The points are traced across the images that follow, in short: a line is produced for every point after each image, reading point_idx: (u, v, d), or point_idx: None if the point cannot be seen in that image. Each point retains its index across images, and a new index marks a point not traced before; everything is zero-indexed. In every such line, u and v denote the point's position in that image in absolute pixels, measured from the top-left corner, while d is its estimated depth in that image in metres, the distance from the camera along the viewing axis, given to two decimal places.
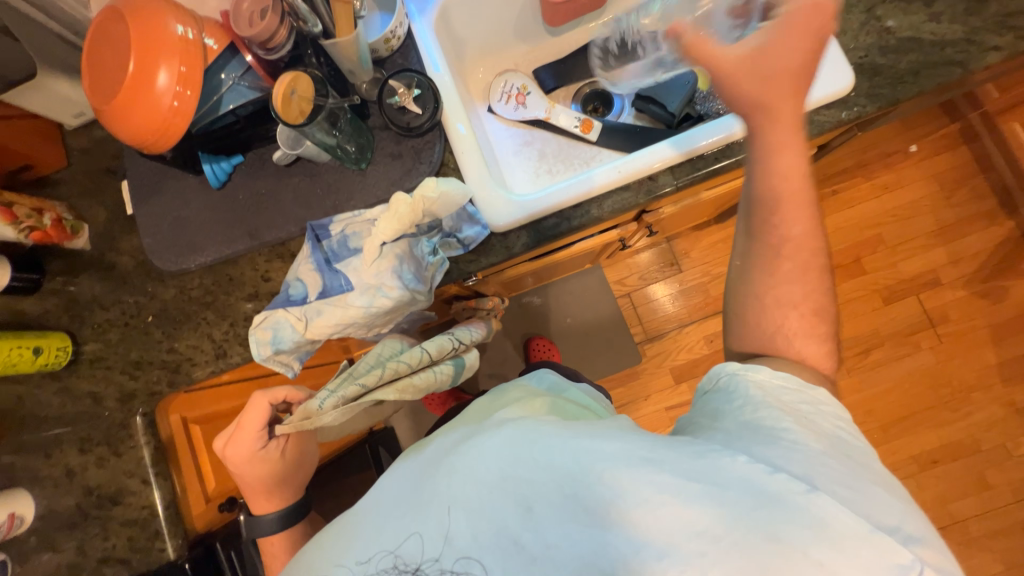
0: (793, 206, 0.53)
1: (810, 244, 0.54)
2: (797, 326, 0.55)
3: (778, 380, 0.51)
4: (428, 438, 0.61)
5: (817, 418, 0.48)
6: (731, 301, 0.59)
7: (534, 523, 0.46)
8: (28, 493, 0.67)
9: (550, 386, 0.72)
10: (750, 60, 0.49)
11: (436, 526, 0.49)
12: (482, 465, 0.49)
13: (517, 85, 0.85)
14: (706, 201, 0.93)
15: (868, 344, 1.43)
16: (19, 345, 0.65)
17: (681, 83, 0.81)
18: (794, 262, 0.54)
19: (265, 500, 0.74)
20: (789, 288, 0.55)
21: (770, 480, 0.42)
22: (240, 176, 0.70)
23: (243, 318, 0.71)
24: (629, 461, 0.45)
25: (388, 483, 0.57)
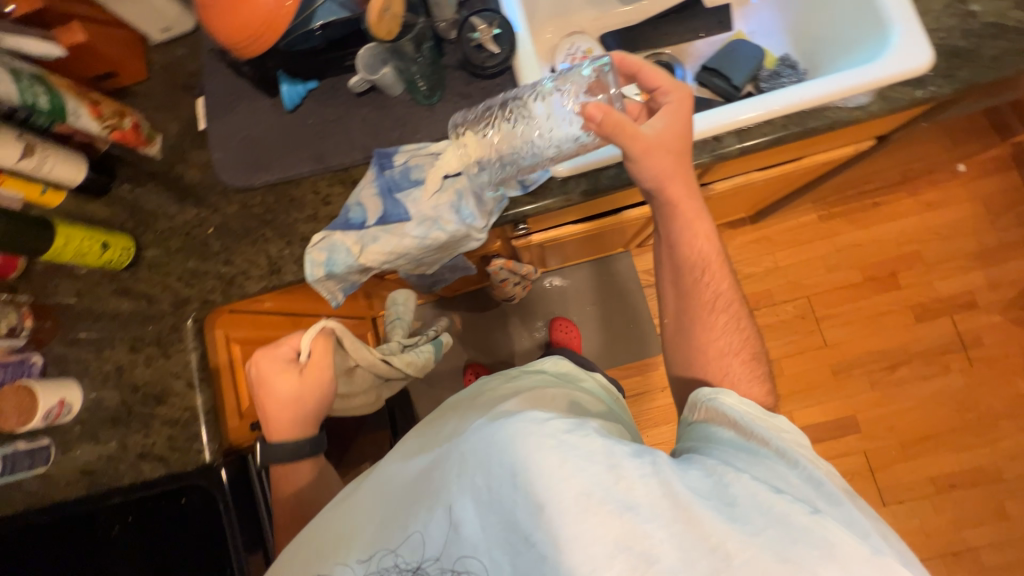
0: (716, 267, 0.68)
1: (732, 298, 0.68)
2: (739, 370, 0.65)
3: (745, 406, 0.57)
4: (436, 426, 0.58)
5: (791, 441, 0.52)
6: (675, 348, 0.70)
7: (544, 522, 0.43)
8: (77, 385, 0.72)
9: (564, 374, 0.72)
10: (660, 138, 0.61)
11: (441, 520, 0.47)
12: (493, 457, 0.46)
13: (582, 49, 0.87)
14: (756, 185, 0.94)
15: (895, 360, 1.41)
16: (88, 237, 0.68)
17: (748, 58, 0.83)
18: (726, 314, 0.68)
19: (287, 421, 0.75)
20: (726, 339, 0.67)
21: (775, 500, 0.43)
22: (313, 101, 0.73)
23: (299, 238, 0.73)
24: (641, 474, 0.44)
25: (387, 472, 0.55)
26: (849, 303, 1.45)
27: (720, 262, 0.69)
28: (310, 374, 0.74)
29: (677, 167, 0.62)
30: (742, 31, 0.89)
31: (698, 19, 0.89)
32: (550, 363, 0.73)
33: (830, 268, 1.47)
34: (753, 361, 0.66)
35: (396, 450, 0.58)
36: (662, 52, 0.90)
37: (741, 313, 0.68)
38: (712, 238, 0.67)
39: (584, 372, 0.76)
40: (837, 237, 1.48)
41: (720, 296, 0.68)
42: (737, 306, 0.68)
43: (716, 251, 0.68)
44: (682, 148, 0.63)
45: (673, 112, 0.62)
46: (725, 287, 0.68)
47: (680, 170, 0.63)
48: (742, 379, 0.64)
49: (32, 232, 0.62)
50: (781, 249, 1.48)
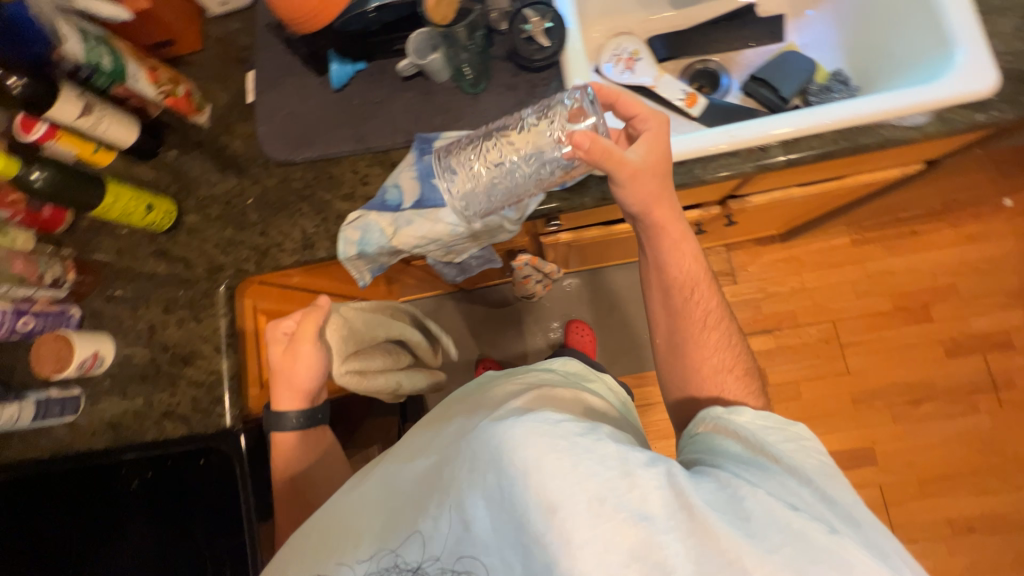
0: (705, 286, 0.68)
1: (722, 315, 0.69)
2: (734, 386, 0.65)
3: (760, 422, 0.55)
4: (443, 424, 0.57)
5: (806, 457, 0.51)
6: (668, 364, 0.70)
7: (557, 526, 0.41)
8: (112, 339, 0.74)
9: (571, 372, 0.72)
10: (645, 166, 0.61)
11: (451, 517, 0.45)
12: (504, 456, 0.44)
13: (629, 50, 0.86)
14: (793, 201, 0.92)
15: (921, 395, 1.36)
16: (135, 198, 0.70)
17: (799, 71, 0.82)
18: (719, 331, 0.68)
19: (292, 396, 0.73)
20: (719, 356, 0.67)
21: (792, 517, 0.42)
22: (360, 82, 0.74)
23: (335, 215, 0.74)
24: (656, 484, 0.42)
25: (396, 469, 0.54)
26: (875, 331, 1.41)
27: (709, 281, 0.69)
28: (303, 353, 0.71)
29: (661, 190, 0.63)
30: (795, 43, 0.89)
31: (749, 28, 0.89)
32: (559, 363, 0.74)
33: (859, 294, 1.43)
34: (746, 376, 0.66)
35: (404, 445, 0.57)
36: (709, 59, 0.90)
37: (731, 329, 0.69)
38: (700, 258, 0.68)
39: (592, 373, 0.75)
40: (869, 262, 1.44)
41: (712, 315, 0.68)
42: (727, 322, 0.69)
43: (702, 271, 0.68)
44: (663, 175, 0.63)
45: (653, 138, 0.62)
46: (714, 304, 0.68)
47: (664, 193, 0.63)
48: (737, 397, 0.64)
49: (83, 187, 0.64)
50: (810, 270, 1.45)
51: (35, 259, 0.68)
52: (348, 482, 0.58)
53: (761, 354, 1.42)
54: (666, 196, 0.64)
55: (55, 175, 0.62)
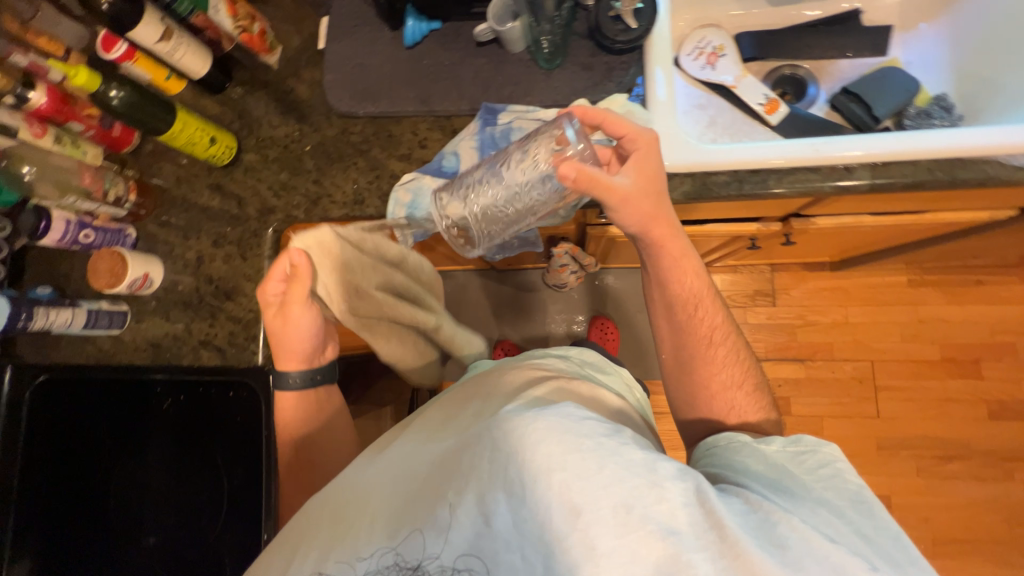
0: (708, 302, 0.65)
1: (727, 331, 0.66)
2: (744, 403, 0.64)
3: (791, 449, 0.52)
4: (456, 410, 0.57)
5: (841, 486, 0.48)
6: (672, 379, 0.68)
7: (581, 531, 0.40)
8: (161, 264, 0.76)
9: (589, 364, 0.73)
10: (634, 190, 0.58)
11: (471, 509, 0.44)
12: (526, 451, 0.43)
13: (713, 44, 0.81)
14: (860, 229, 0.86)
15: (952, 452, 1.30)
16: (201, 129, 0.71)
17: (900, 90, 0.76)
18: (726, 348, 0.65)
19: (290, 355, 0.70)
20: (726, 373, 0.65)
21: (829, 550, 0.40)
22: (433, 43, 0.73)
23: (389, 174, 0.73)
24: (684, 499, 0.42)
25: (411, 453, 0.53)
26: (915, 379, 1.33)
27: (712, 297, 0.66)
28: (295, 316, 0.67)
29: (658, 209, 0.60)
30: (898, 59, 0.82)
31: (848, 38, 0.82)
32: (576, 353, 0.74)
33: (905, 337, 1.35)
34: (756, 393, 0.65)
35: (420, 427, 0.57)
36: (799, 66, 0.85)
37: (739, 345, 0.67)
38: (701, 273, 0.65)
39: (608, 366, 0.75)
40: (922, 306, 1.36)
41: (716, 334, 0.65)
42: (733, 338, 0.66)
43: (705, 288, 0.65)
44: (660, 196, 0.60)
45: (642, 156, 0.59)
46: (719, 321, 0.66)
47: (662, 212, 0.60)
48: (748, 414, 0.63)
49: (155, 110, 0.66)
50: (856, 304, 1.38)
51: (101, 174, 0.71)
52: (360, 460, 0.57)
53: (788, 383, 1.36)
54: (666, 217, 0.61)
55: (129, 95, 0.65)
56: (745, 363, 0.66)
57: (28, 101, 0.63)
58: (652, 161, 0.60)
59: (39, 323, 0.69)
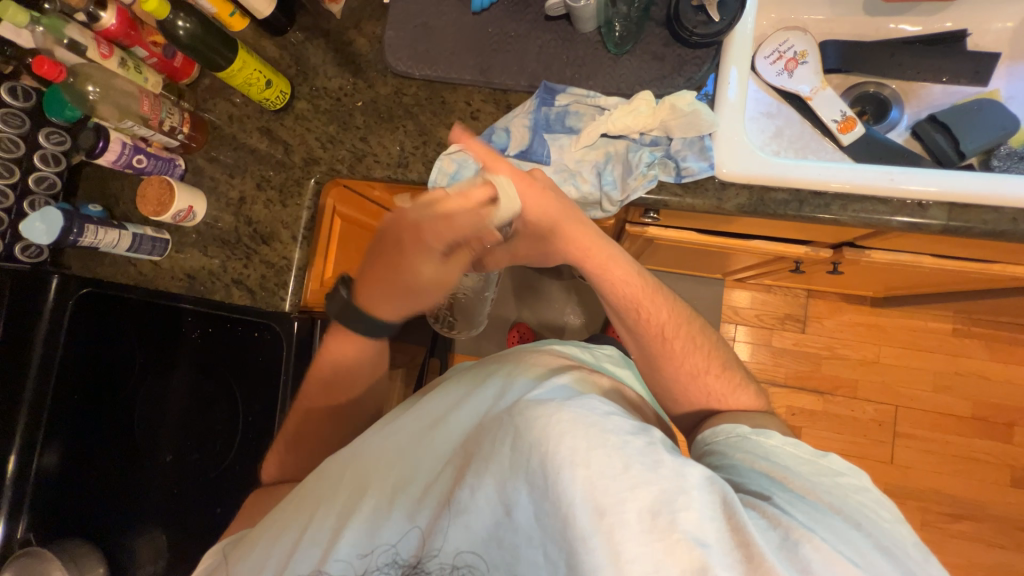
0: (649, 301, 0.63)
1: (679, 319, 0.64)
2: (718, 386, 0.62)
3: (789, 449, 0.52)
4: (476, 391, 0.58)
5: (845, 496, 0.47)
6: (650, 381, 0.67)
7: (606, 532, 0.39)
8: (204, 198, 0.78)
9: (609, 358, 0.72)
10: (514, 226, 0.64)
11: (492, 496, 0.45)
12: (550, 441, 0.44)
13: (796, 49, 0.76)
14: (918, 270, 0.81)
15: (964, 512, 1.25)
16: (258, 70, 0.71)
17: (994, 126, 0.69)
18: (680, 340, 0.63)
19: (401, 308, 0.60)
20: (692, 361, 0.63)
21: (849, 569, 0.39)
22: (501, 12, 0.70)
23: (436, 142, 0.72)
24: (711, 512, 0.41)
25: (433, 430, 0.56)
26: (939, 432, 1.28)
27: (653, 290, 0.64)
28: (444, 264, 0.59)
29: (553, 227, 0.63)
30: (999, 91, 0.75)
31: (951, 59, 0.76)
32: (600, 350, 0.74)
33: (937, 387, 1.29)
34: (725, 371, 0.63)
35: (439, 404, 0.59)
36: (885, 87, 0.80)
37: (696, 328, 0.64)
38: (629, 269, 0.64)
39: (624, 360, 0.75)
40: (962, 358, 1.29)
41: (664, 326, 0.63)
42: (690, 324, 0.64)
43: (638, 283, 0.64)
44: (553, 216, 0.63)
45: (529, 196, 0.61)
46: (668, 315, 0.63)
47: (559, 226, 0.63)
48: (724, 396, 0.62)
49: (216, 45, 0.66)
50: (891, 345, 1.32)
51: (159, 103, 0.72)
52: (379, 428, 0.60)
53: (804, 413, 1.32)
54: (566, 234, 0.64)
55: (194, 28, 0.64)
56: (716, 350, 0.64)
57: (98, 20, 0.66)
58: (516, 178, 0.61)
59: (87, 239, 0.72)
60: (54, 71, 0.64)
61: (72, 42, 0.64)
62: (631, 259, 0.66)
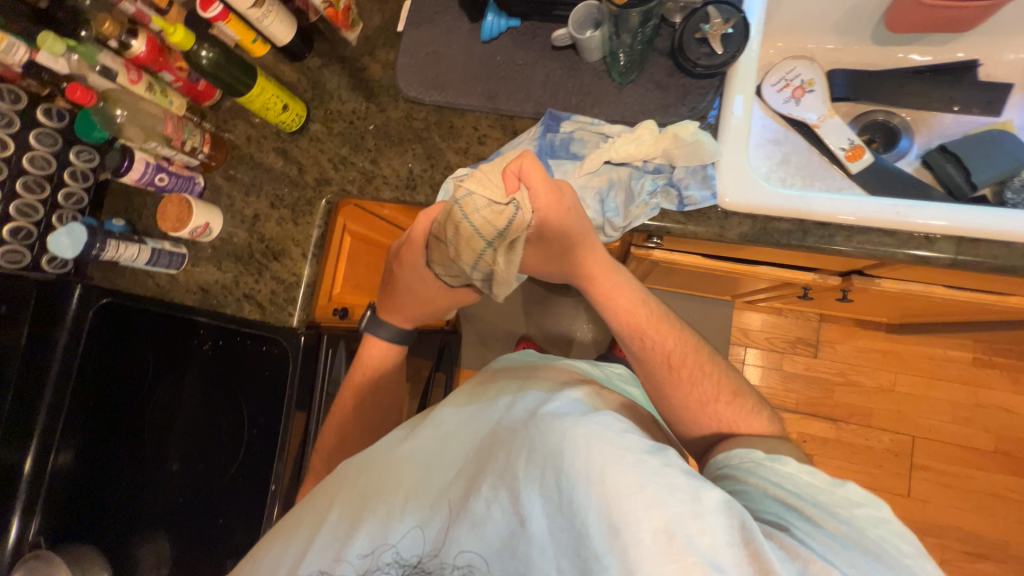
0: (656, 328, 0.63)
1: (685, 348, 0.63)
2: (728, 414, 0.61)
3: (806, 477, 0.49)
4: (488, 397, 0.56)
5: (864, 528, 0.44)
6: (659, 410, 0.65)
7: (619, 551, 0.39)
8: (220, 214, 0.81)
9: (614, 375, 0.71)
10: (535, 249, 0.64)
11: (506, 508, 0.43)
12: (565, 456, 0.43)
13: (803, 78, 0.76)
14: (931, 300, 0.79)
15: (986, 551, 1.19)
16: (276, 96, 0.74)
17: (1007, 157, 0.68)
18: (687, 368, 0.62)
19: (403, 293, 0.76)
20: (701, 388, 0.62)
21: None
22: (509, 40, 0.73)
23: (444, 165, 0.73)
24: (728, 537, 0.39)
25: (444, 436, 0.53)
26: (959, 465, 1.23)
27: (658, 317, 0.64)
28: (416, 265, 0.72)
29: (576, 240, 0.62)
30: (1012, 122, 0.75)
31: (961, 90, 0.77)
32: (608, 367, 0.73)
33: (956, 419, 1.25)
34: (736, 398, 0.61)
35: (448, 408, 0.57)
36: (893, 116, 0.80)
37: (704, 355, 0.64)
38: (631, 287, 0.65)
39: (632, 380, 0.73)
40: (984, 390, 1.24)
41: (671, 355, 0.63)
42: (698, 352, 0.64)
43: (645, 312, 0.64)
44: (577, 233, 0.61)
45: (554, 210, 0.59)
46: (674, 342, 0.63)
47: (583, 242, 0.62)
48: (738, 420, 0.60)
49: (237, 73, 0.69)
50: (907, 373, 1.28)
51: (182, 124, 0.76)
52: (392, 435, 0.57)
53: (815, 440, 1.28)
54: (586, 255, 0.63)
55: (216, 57, 0.67)
56: (727, 374, 0.64)
57: (129, 48, 0.69)
58: (545, 185, 0.58)
59: (110, 253, 0.75)
60: (86, 95, 0.68)
61: (103, 68, 0.68)
62: (638, 285, 0.67)
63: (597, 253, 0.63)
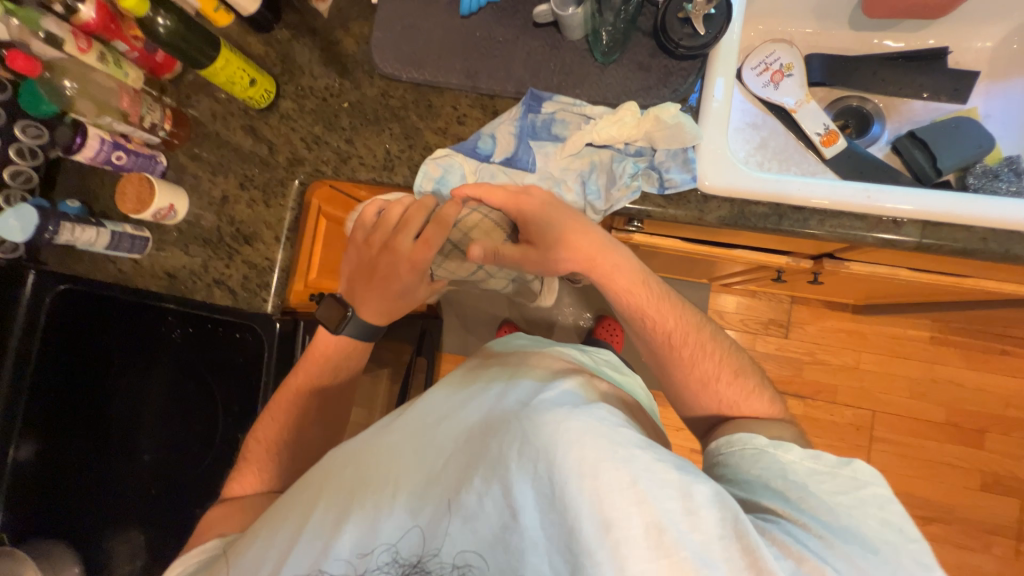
0: (658, 309, 0.61)
1: (687, 327, 0.62)
2: (730, 392, 0.60)
3: (809, 464, 0.49)
4: (478, 387, 0.54)
5: (866, 517, 0.45)
6: (665, 388, 0.65)
7: (612, 546, 0.40)
8: (185, 196, 0.77)
9: (607, 362, 0.73)
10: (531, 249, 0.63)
11: (499, 502, 0.43)
12: (557, 451, 0.43)
13: (782, 61, 0.77)
14: (896, 282, 0.82)
15: (935, 514, 1.28)
16: (242, 69, 0.70)
17: (970, 144, 0.71)
18: (690, 349, 0.61)
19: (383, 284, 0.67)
20: (702, 367, 0.61)
21: None
22: (489, 15, 0.70)
23: (422, 146, 0.71)
24: (720, 531, 0.40)
25: (432, 425, 0.52)
26: (915, 437, 1.31)
27: (663, 297, 0.62)
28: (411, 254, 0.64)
29: (565, 232, 0.61)
30: (977, 109, 0.77)
31: (931, 76, 0.79)
32: (595, 351, 0.75)
33: (913, 394, 1.32)
34: (738, 376, 0.60)
35: (436, 398, 0.56)
36: (867, 101, 0.82)
37: (706, 333, 0.62)
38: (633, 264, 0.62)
39: (621, 367, 0.75)
40: (939, 366, 1.32)
41: (671, 334, 0.61)
42: (700, 331, 0.62)
43: (648, 294, 0.62)
44: (564, 226, 0.61)
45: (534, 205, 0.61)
46: (677, 322, 0.62)
47: (573, 231, 0.61)
48: (738, 402, 0.59)
49: (199, 43, 0.65)
50: (870, 352, 1.34)
51: (140, 99, 0.72)
52: (381, 422, 0.56)
53: None
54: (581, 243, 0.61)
55: (175, 25, 0.63)
56: (739, 356, 0.63)
57: (76, 13, 0.63)
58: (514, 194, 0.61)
59: (65, 237, 0.70)
60: (29, 64, 0.63)
61: (48, 35, 0.62)
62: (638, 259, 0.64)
63: (592, 236, 0.61)
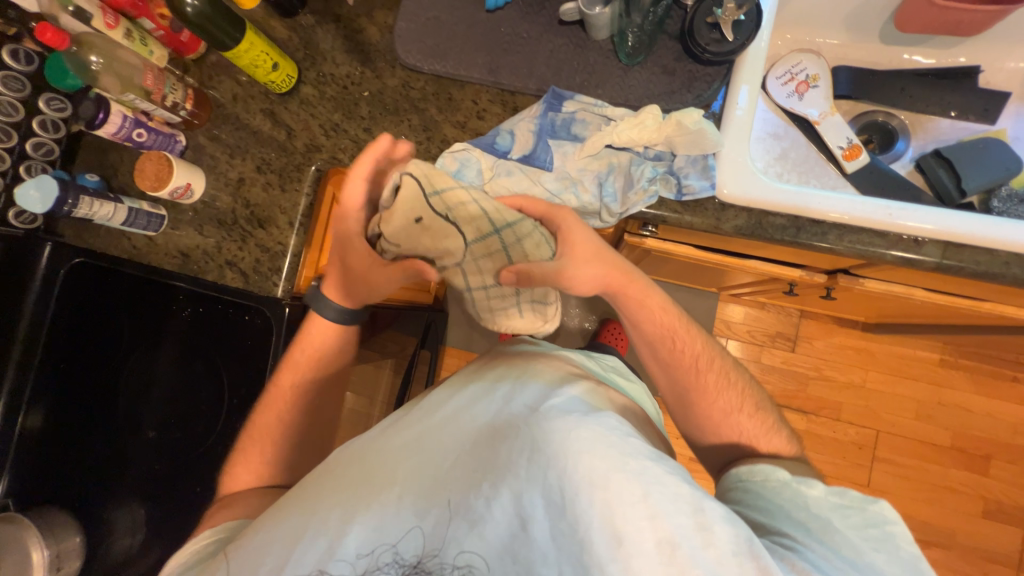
0: (684, 334, 0.62)
1: (711, 356, 0.62)
2: (751, 428, 0.60)
3: (835, 499, 0.48)
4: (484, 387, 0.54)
5: (891, 557, 0.45)
6: (679, 412, 0.65)
7: (622, 559, 0.40)
8: (201, 174, 0.77)
9: (613, 369, 0.72)
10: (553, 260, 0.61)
11: (508, 507, 0.44)
12: (569, 460, 0.43)
13: (808, 72, 0.76)
14: (911, 302, 0.81)
15: (934, 538, 1.26)
16: (265, 52, 0.70)
17: (996, 166, 0.70)
18: (713, 373, 0.62)
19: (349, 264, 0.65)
20: (725, 397, 0.61)
21: None
22: (514, 11, 0.70)
23: (440, 138, 0.71)
24: (733, 548, 0.41)
25: (437, 427, 0.51)
26: (918, 459, 1.29)
27: (686, 325, 0.63)
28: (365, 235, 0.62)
29: (595, 249, 0.61)
30: (1006, 131, 0.76)
31: (960, 95, 0.77)
32: (600, 357, 0.74)
33: (919, 416, 1.31)
34: (759, 411, 0.61)
35: (441, 397, 0.55)
36: (893, 117, 0.80)
37: (729, 363, 0.63)
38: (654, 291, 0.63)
39: (627, 374, 0.74)
40: (947, 390, 1.30)
41: (690, 358, 0.62)
42: (723, 359, 0.63)
43: (675, 318, 0.63)
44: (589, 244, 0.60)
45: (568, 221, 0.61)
46: (703, 348, 0.63)
47: (601, 252, 0.61)
48: (758, 437, 0.59)
49: (224, 24, 0.65)
50: (877, 370, 1.33)
51: (163, 77, 0.71)
52: (384, 420, 0.56)
53: None
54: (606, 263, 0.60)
55: (203, 6, 0.63)
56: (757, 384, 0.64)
57: None
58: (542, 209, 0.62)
59: (82, 211, 0.71)
60: (58, 37, 0.64)
61: (77, 10, 0.64)
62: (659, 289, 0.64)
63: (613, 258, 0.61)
